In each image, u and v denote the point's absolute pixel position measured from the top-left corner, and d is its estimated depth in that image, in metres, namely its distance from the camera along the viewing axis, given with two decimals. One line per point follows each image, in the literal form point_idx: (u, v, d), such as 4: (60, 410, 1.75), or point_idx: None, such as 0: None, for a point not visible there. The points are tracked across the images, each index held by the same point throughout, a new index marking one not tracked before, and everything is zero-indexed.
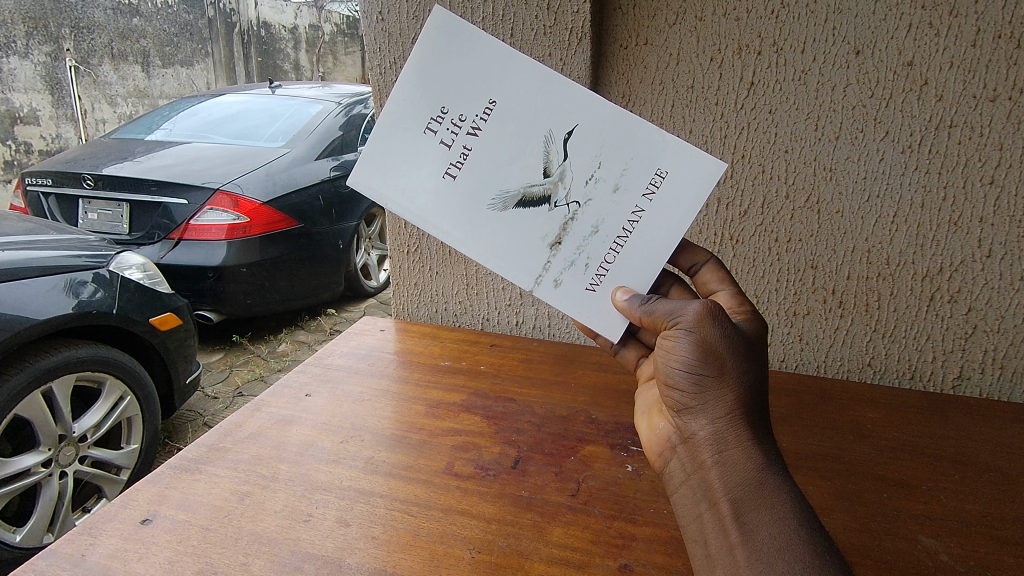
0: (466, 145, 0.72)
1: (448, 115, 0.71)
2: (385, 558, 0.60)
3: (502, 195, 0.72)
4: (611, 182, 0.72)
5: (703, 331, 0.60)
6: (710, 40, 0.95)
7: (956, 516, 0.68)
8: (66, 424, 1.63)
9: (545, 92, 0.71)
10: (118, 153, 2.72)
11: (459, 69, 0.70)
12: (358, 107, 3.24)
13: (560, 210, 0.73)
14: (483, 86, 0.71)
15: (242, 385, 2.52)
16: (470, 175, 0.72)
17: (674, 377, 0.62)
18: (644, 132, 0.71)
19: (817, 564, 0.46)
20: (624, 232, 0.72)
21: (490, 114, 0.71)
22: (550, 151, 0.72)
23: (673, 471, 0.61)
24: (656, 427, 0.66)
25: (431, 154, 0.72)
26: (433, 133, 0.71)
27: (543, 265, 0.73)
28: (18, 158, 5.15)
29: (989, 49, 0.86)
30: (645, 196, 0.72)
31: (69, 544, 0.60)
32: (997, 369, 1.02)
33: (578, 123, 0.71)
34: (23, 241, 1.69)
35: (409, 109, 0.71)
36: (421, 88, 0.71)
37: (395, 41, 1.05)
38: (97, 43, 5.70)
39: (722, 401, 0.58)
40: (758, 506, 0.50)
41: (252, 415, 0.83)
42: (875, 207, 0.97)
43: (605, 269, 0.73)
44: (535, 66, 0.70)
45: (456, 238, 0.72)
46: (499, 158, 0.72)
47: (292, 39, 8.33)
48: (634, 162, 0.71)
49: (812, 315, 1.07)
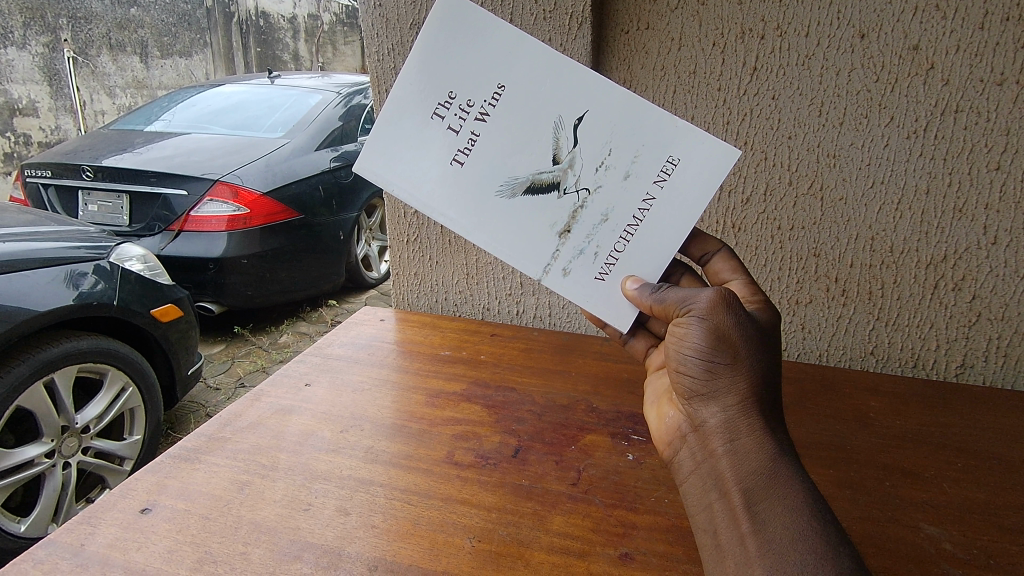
0: (473, 131, 0.71)
1: (456, 99, 0.70)
2: (385, 547, 0.60)
3: (510, 181, 0.72)
4: (621, 169, 0.71)
5: (716, 319, 0.59)
6: (712, 24, 0.93)
7: (959, 505, 0.68)
8: (69, 416, 1.63)
9: (553, 77, 0.69)
10: (117, 144, 2.71)
11: (466, 54, 0.69)
12: (357, 97, 3.22)
13: (569, 198, 0.72)
14: (489, 71, 0.69)
15: (244, 376, 2.52)
16: (477, 162, 0.71)
17: (686, 364, 0.61)
18: (656, 119, 0.69)
19: (830, 555, 0.45)
20: (634, 221, 0.72)
21: (499, 100, 0.70)
22: (559, 137, 0.71)
23: (683, 460, 0.60)
24: (666, 416, 0.66)
25: (438, 140, 0.71)
26: (441, 119, 0.70)
27: (551, 253, 0.73)
28: (16, 150, 5.14)
29: (997, 32, 0.85)
30: (656, 182, 0.71)
31: (68, 533, 0.60)
32: (1001, 357, 1.01)
33: (588, 109, 0.70)
34: (23, 233, 1.69)
35: (416, 94, 0.70)
36: (427, 72, 0.69)
37: (393, 27, 1.04)
38: (95, 33, 5.68)
39: (734, 389, 0.57)
40: (769, 496, 0.50)
41: (251, 405, 0.83)
42: (879, 194, 0.96)
43: (615, 257, 0.72)
44: (545, 51, 0.68)
45: (464, 227, 0.72)
46: (506, 147, 0.71)
47: (291, 29, 8.24)
48: (646, 149, 0.70)
49: (814, 303, 1.06)
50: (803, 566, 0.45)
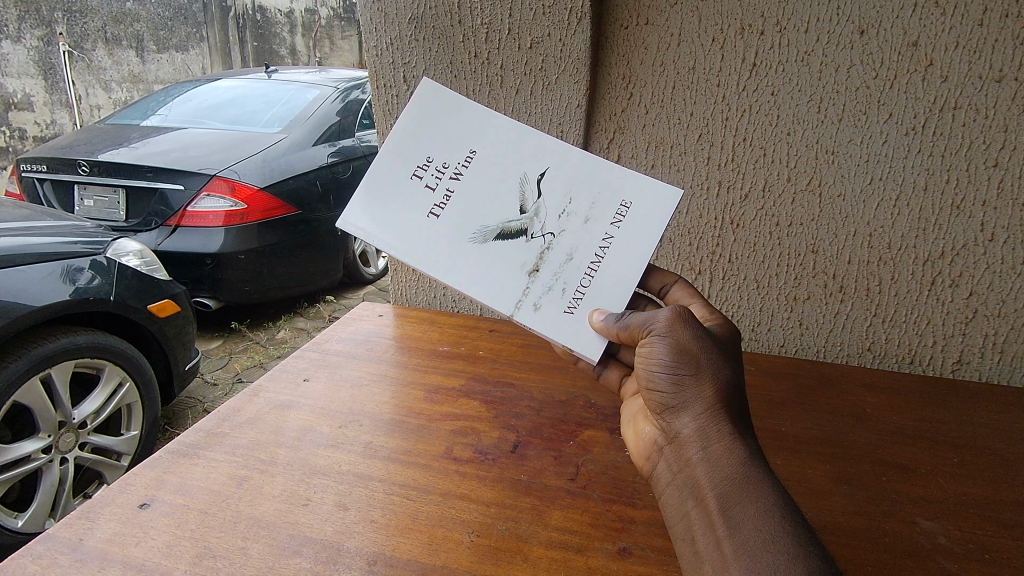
0: (448, 188, 0.73)
1: (432, 163, 0.73)
2: (385, 541, 0.60)
3: (481, 229, 0.71)
4: (581, 214, 0.72)
5: (676, 334, 0.59)
6: (711, 20, 0.93)
7: (955, 499, 0.69)
8: (66, 411, 1.63)
9: (519, 140, 0.75)
10: (113, 139, 2.70)
11: (440, 125, 0.75)
12: (355, 92, 3.20)
13: (537, 242, 0.72)
14: (464, 138, 0.74)
15: (242, 372, 2.52)
16: (453, 213, 0.71)
17: (654, 380, 0.60)
18: (607, 170, 0.74)
19: (801, 555, 0.45)
20: (597, 259, 0.71)
21: (470, 162, 0.74)
22: (525, 190, 0.73)
23: (661, 473, 0.59)
24: (642, 432, 0.65)
25: (416, 198, 0.72)
26: (419, 179, 0.73)
27: (522, 290, 0.69)
28: (12, 145, 5.19)
29: (996, 28, 0.84)
30: (613, 224, 0.72)
31: (66, 528, 0.60)
32: (997, 353, 1.02)
33: (549, 166, 0.74)
34: (18, 228, 1.68)
35: (396, 160, 0.73)
36: (406, 142, 0.74)
37: (392, 21, 1.03)
38: (90, 26, 5.64)
39: (701, 398, 0.57)
40: (742, 500, 0.49)
41: (250, 400, 0.83)
42: (878, 190, 0.96)
43: (582, 292, 0.70)
44: (510, 124, 0.75)
45: (440, 269, 0.69)
46: (479, 191, 0.72)
47: (287, 23, 7.69)
48: (602, 197, 0.73)
49: (812, 299, 1.06)
50: (775, 567, 0.44)
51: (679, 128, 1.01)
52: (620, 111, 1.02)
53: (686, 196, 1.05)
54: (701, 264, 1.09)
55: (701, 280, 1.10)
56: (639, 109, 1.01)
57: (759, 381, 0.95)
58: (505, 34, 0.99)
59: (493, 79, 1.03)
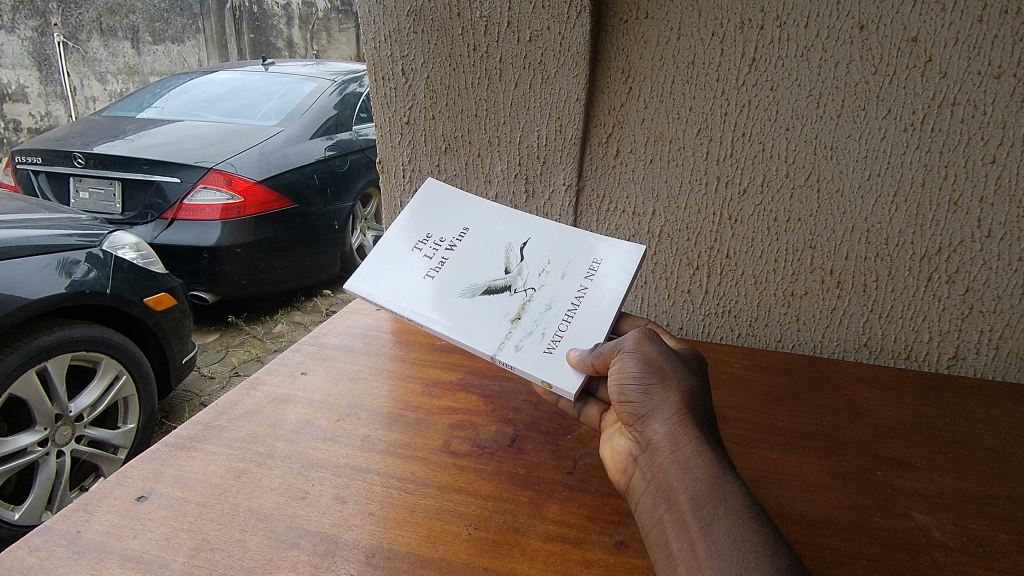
0: (444, 256, 0.79)
1: (431, 239, 0.81)
2: (383, 534, 0.60)
3: (470, 286, 0.75)
4: (559, 271, 0.77)
5: (643, 349, 0.61)
6: (711, 14, 0.93)
7: (948, 494, 0.69)
8: (62, 405, 1.62)
9: (506, 218, 0.83)
10: (109, 131, 2.68)
11: (439, 211, 0.84)
12: (352, 86, 3.18)
13: (520, 295, 0.75)
14: (459, 219, 0.83)
15: (239, 365, 2.52)
16: (446, 275, 0.77)
17: (624, 393, 0.60)
18: (580, 236, 0.80)
19: (769, 553, 0.44)
20: (573, 307, 0.73)
21: (463, 237, 0.81)
22: (510, 256, 0.79)
23: (635, 483, 0.57)
24: (617, 446, 0.62)
25: (414, 264, 0.78)
26: (419, 251, 0.80)
27: (504, 334, 0.70)
28: (8, 136, 5.22)
29: (996, 24, 0.84)
30: (587, 277, 0.75)
31: (64, 520, 0.60)
32: (992, 349, 1.02)
33: (530, 236, 0.81)
34: (13, 220, 1.67)
35: (400, 238, 0.81)
36: (409, 224, 0.83)
37: (390, 13, 1.03)
38: (85, 18, 5.62)
39: (669, 404, 0.57)
40: (711, 499, 0.48)
41: (248, 393, 0.83)
42: (876, 185, 0.96)
43: (560, 335, 0.70)
44: (499, 208, 0.84)
45: (430, 318, 0.71)
46: (470, 258, 0.79)
47: (285, 15, 7.39)
48: (576, 257, 0.78)
49: (809, 295, 1.06)
50: (746, 565, 0.43)
51: (680, 124, 1.00)
52: (620, 106, 1.02)
53: (685, 191, 1.04)
54: (699, 260, 1.09)
55: (699, 275, 1.10)
56: (639, 103, 1.01)
57: (755, 376, 0.95)
58: (505, 28, 0.99)
59: (492, 73, 1.03)
